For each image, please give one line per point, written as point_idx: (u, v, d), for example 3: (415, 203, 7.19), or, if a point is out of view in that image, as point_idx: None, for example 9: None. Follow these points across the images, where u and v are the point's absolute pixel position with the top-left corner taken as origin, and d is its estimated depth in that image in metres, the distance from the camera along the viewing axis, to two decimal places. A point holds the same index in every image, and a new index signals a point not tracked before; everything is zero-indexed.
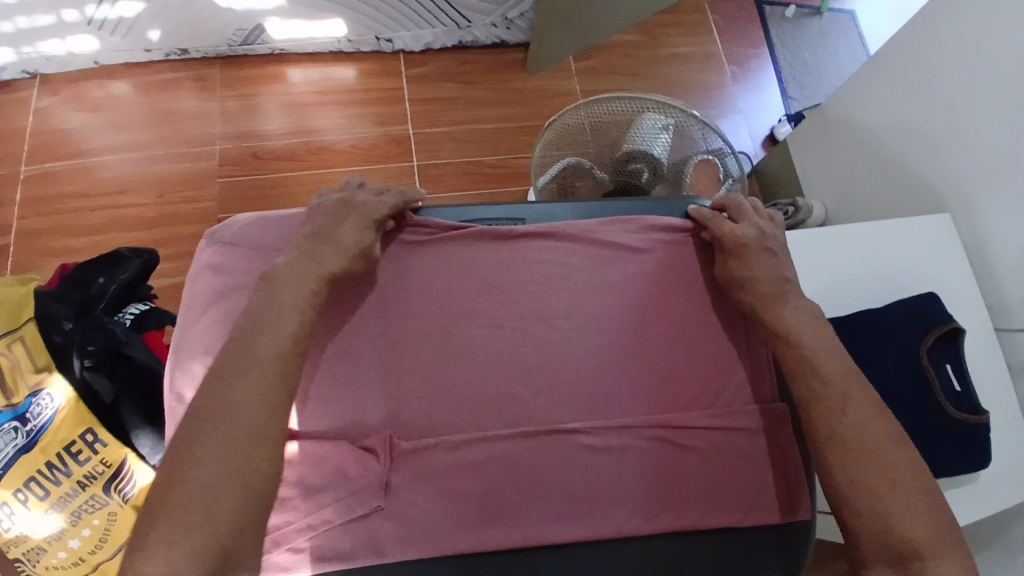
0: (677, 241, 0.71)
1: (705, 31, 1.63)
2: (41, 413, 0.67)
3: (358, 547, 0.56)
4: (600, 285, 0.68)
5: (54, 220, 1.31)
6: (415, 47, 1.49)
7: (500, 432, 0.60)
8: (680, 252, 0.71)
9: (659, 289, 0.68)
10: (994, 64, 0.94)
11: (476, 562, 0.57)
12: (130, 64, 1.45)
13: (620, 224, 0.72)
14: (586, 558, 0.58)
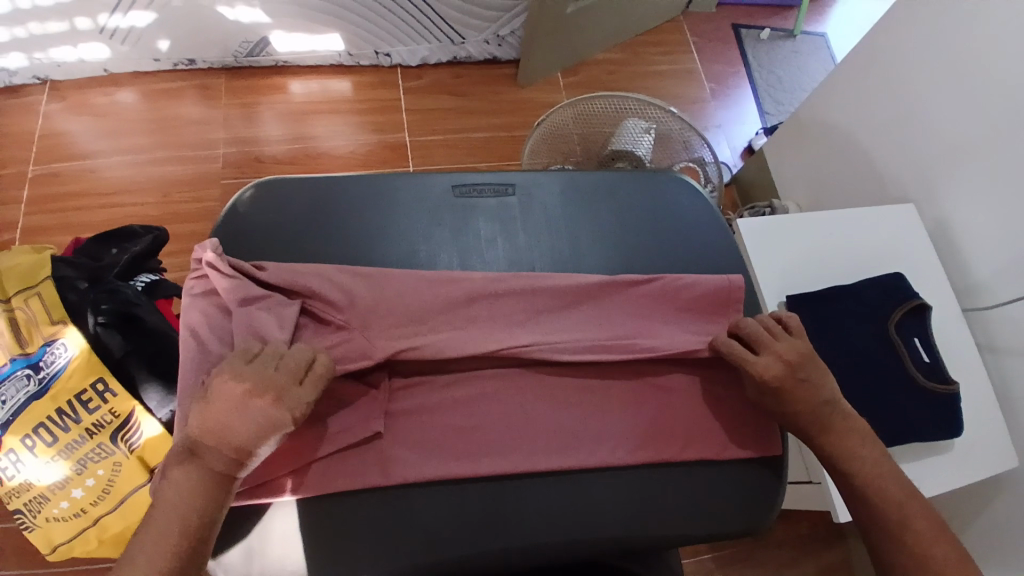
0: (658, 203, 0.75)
1: (684, 51, 1.74)
2: (54, 361, 0.71)
3: (357, 473, 0.59)
4: (586, 243, 0.72)
5: (57, 218, 1.35)
6: (411, 61, 1.58)
7: (493, 369, 0.63)
8: (662, 212, 0.75)
9: (640, 243, 0.73)
10: (947, 63, 1.03)
11: (467, 489, 0.60)
12: (138, 74, 1.52)
13: (606, 188, 0.75)
14: (573, 487, 0.61)
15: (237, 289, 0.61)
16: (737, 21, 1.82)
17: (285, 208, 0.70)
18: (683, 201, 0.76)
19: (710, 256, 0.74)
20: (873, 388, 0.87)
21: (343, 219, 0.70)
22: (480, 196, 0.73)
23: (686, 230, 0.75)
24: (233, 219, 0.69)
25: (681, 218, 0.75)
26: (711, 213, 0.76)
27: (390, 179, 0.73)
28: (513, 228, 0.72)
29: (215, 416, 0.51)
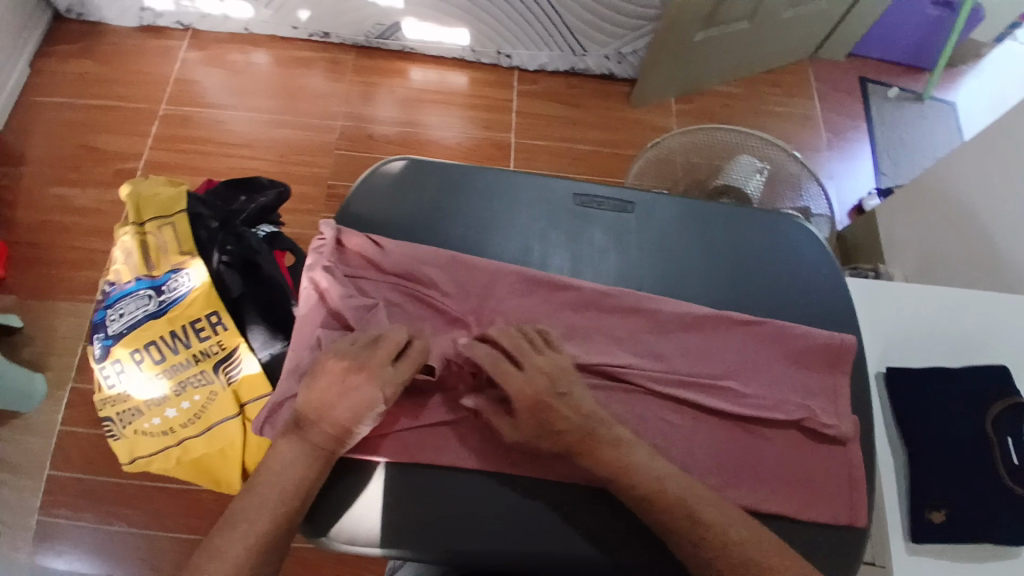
0: (779, 243, 0.73)
1: (804, 97, 1.69)
2: (177, 288, 0.76)
3: (443, 448, 0.62)
4: (699, 271, 0.71)
5: (180, 158, 1.45)
6: (529, 66, 1.60)
7: (588, 377, 0.64)
8: (782, 253, 0.73)
9: (754, 280, 0.71)
10: None
11: (544, 488, 0.62)
12: (275, 38, 1.61)
13: (727, 220, 0.74)
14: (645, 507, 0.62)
15: (354, 262, 0.67)
16: (865, 75, 1.76)
17: (412, 188, 0.73)
18: (804, 246, 0.74)
19: (822, 310, 0.71)
20: (952, 484, 0.78)
21: (464, 208, 0.72)
22: (599, 208, 0.72)
23: (803, 275, 0.72)
24: (367, 187, 0.73)
25: (800, 262, 0.73)
26: (830, 266, 0.73)
27: (513, 177, 0.74)
28: (626, 246, 0.71)
29: (326, 394, 0.55)
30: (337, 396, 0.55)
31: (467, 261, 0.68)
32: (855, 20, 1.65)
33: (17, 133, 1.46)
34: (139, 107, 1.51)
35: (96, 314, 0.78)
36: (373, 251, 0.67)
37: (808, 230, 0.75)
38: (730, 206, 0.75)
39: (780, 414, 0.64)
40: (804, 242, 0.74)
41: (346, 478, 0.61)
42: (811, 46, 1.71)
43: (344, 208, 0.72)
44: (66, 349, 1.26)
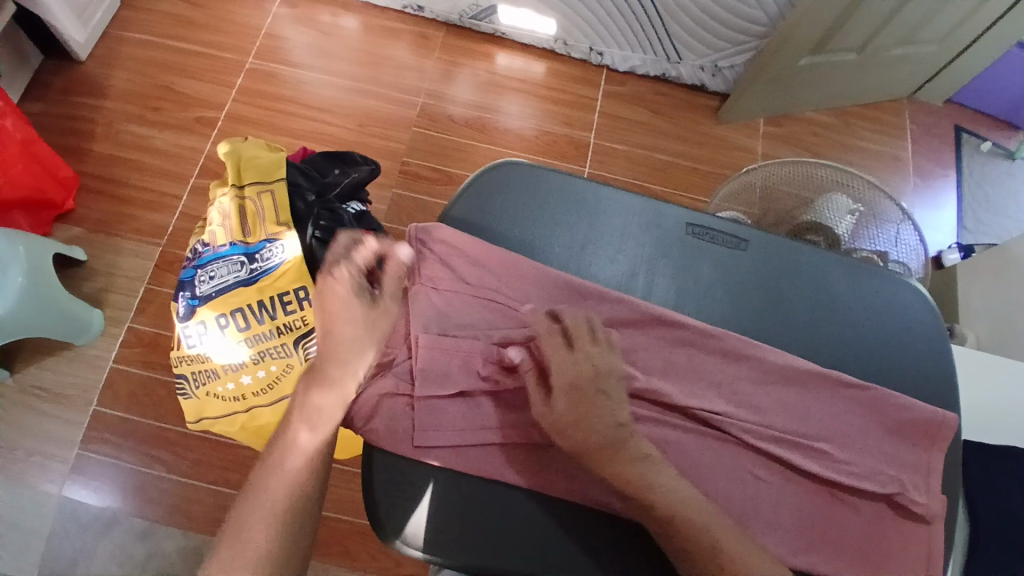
0: (888, 305, 0.71)
1: (897, 138, 1.63)
2: (270, 258, 0.76)
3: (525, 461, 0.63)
4: (804, 324, 0.69)
5: (260, 113, 1.45)
6: (620, 66, 1.56)
7: (684, 420, 0.63)
8: (891, 314, 0.70)
9: (858, 341, 0.69)
10: None
11: (610, 523, 0.62)
12: (368, 5, 1.60)
13: (838, 273, 0.72)
14: None
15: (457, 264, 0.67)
16: (961, 123, 1.68)
17: (522, 192, 0.72)
18: (916, 310, 0.71)
19: (925, 383, 0.68)
20: None
21: (572, 222, 0.71)
22: (710, 242, 0.71)
23: (910, 341, 0.70)
24: (480, 186, 0.72)
25: (909, 328, 0.70)
26: (939, 339, 0.70)
27: (626, 197, 0.73)
28: (732, 285, 0.70)
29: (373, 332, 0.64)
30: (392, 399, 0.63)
31: (572, 284, 0.67)
32: (965, 65, 1.57)
33: (104, 65, 1.47)
34: (226, 56, 1.51)
35: (184, 272, 0.78)
36: (462, 270, 0.68)
37: (920, 293, 0.72)
38: (841, 257, 0.73)
39: (870, 484, 0.61)
40: (916, 305, 0.71)
41: (411, 477, 0.62)
42: (911, 86, 1.64)
43: (445, 209, 0.72)
44: (128, 288, 1.28)
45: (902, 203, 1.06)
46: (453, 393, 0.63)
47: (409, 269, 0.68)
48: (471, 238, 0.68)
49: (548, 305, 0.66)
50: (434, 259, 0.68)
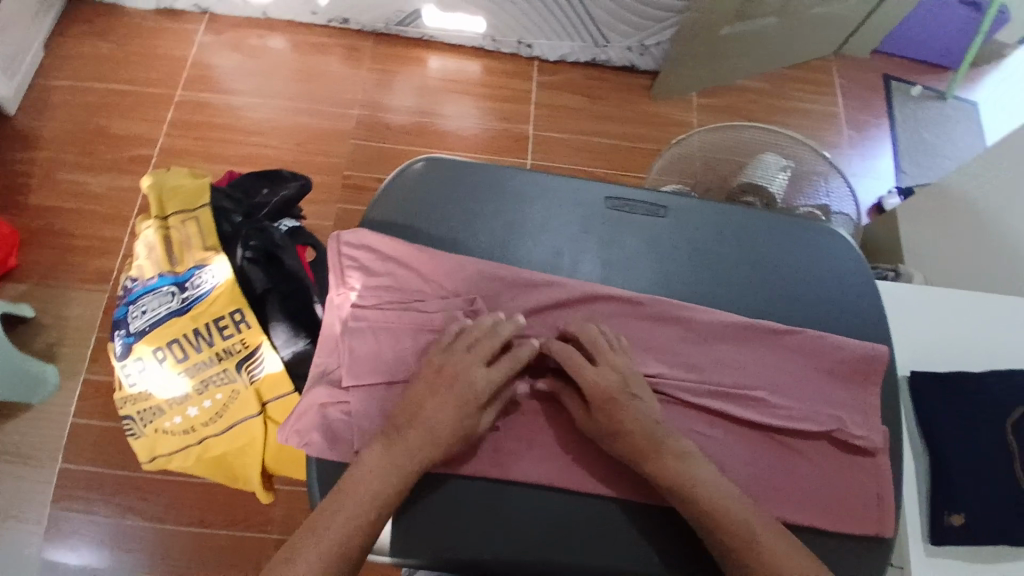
0: (814, 253, 0.72)
1: (828, 95, 1.66)
2: (200, 284, 0.76)
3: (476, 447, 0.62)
4: (730, 281, 0.70)
5: (196, 145, 1.43)
6: (550, 57, 1.58)
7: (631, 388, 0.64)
8: (818, 262, 0.72)
9: (787, 292, 0.70)
10: None
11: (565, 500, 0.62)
12: (293, 24, 1.58)
13: (762, 229, 0.73)
14: (663, 521, 0.62)
15: (374, 263, 0.66)
16: (888, 72, 1.73)
17: (439, 185, 0.72)
18: (841, 256, 0.73)
19: (855, 324, 0.70)
20: (984, 493, 0.79)
21: (496, 208, 0.72)
22: (632, 213, 0.72)
23: (837, 284, 0.71)
24: (399, 185, 0.72)
25: (834, 272, 0.72)
26: (865, 281, 0.72)
27: (545, 179, 0.74)
28: (660, 253, 0.71)
29: (417, 399, 0.59)
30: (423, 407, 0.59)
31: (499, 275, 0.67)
32: (884, 16, 1.62)
33: (28, 115, 1.44)
34: (155, 92, 1.49)
35: (116, 310, 0.78)
36: (379, 266, 0.66)
37: (843, 239, 0.74)
38: (762, 213, 0.74)
39: (810, 425, 0.63)
40: (839, 250, 0.73)
41: None
42: (836, 42, 1.68)
43: (366, 214, 0.72)
44: (80, 337, 1.26)
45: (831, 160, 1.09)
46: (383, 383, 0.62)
47: (330, 276, 0.67)
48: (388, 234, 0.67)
49: (479, 294, 0.66)
50: (350, 261, 0.66)
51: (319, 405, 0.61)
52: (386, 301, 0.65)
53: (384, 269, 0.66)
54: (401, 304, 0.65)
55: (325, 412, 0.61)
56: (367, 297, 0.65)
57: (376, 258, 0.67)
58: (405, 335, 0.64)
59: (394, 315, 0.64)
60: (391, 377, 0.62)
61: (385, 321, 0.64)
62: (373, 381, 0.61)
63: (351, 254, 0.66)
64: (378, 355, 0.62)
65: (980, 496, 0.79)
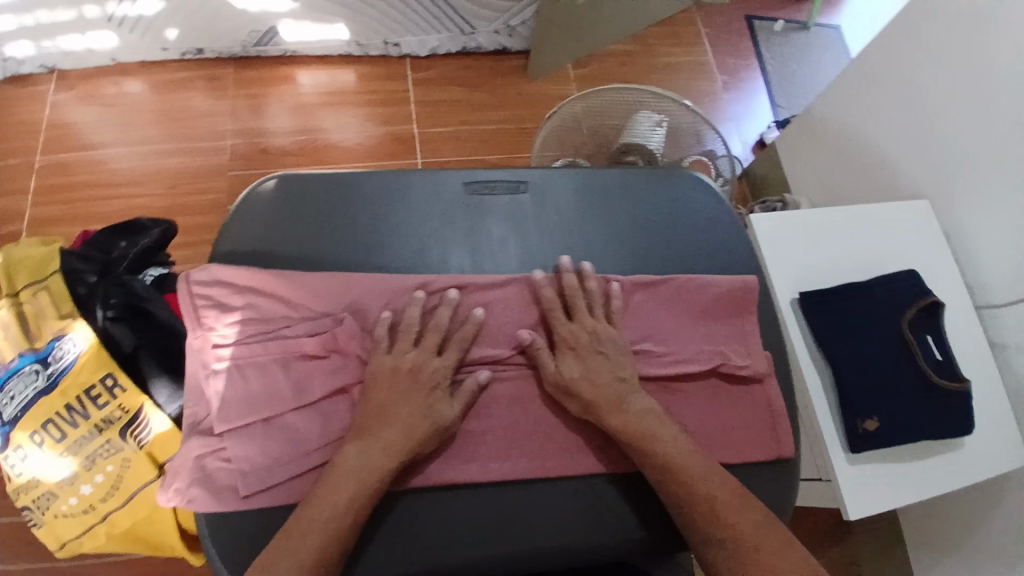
0: (673, 201, 0.75)
1: (696, 45, 1.71)
2: (63, 356, 0.73)
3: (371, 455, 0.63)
4: (596, 244, 0.72)
5: (66, 209, 1.35)
6: (421, 52, 1.56)
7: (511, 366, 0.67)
8: (679, 209, 0.75)
9: (653, 244, 0.73)
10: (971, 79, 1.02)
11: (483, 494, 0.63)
12: (146, 63, 1.49)
13: (620, 189, 0.76)
14: (580, 493, 0.64)
15: (230, 299, 0.65)
16: (750, 13, 1.80)
17: (288, 204, 0.70)
18: (698, 199, 0.76)
19: (719, 262, 0.74)
20: (886, 394, 0.86)
21: (354, 214, 0.71)
22: (493, 194, 0.73)
23: (698, 228, 0.75)
24: (249, 209, 0.70)
25: (693, 216, 0.75)
26: (723, 220, 0.75)
27: (401, 176, 0.73)
28: (525, 229, 0.72)
29: (382, 391, 0.61)
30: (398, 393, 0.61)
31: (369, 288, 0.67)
32: None
33: None
34: (9, 161, 1.39)
35: None
36: (233, 300, 0.65)
37: (700, 182, 0.77)
38: (621, 171, 0.77)
39: (694, 367, 0.66)
40: (695, 195, 0.76)
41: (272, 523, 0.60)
42: None
43: (218, 246, 0.69)
44: None
45: (706, 115, 1.10)
46: (258, 420, 0.62)
47: (183, 320, 0.64)
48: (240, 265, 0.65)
49: (347, 307, 0.66)
50: (202, 300, 0.64)
51: (195, 457, 0.61)
52: (253, 334, 0.64)
53: (243, 302, 0.65)
54: (266, 335, 0.65)
55: (203, 462, 0.61)
56: (230, 335, 0.64)
57: (235, 293, 0.65)
58: (274, 367, 0.63)
59: (257, 347, 0.64)
60: (264, 413, 0.62)
61: (250, 355, 0.64)
62: (247, 421, 0.61)
63: (206, 293, 0.64)
64: (251, 392, 0.62)
65: (884, 398, 0.86)
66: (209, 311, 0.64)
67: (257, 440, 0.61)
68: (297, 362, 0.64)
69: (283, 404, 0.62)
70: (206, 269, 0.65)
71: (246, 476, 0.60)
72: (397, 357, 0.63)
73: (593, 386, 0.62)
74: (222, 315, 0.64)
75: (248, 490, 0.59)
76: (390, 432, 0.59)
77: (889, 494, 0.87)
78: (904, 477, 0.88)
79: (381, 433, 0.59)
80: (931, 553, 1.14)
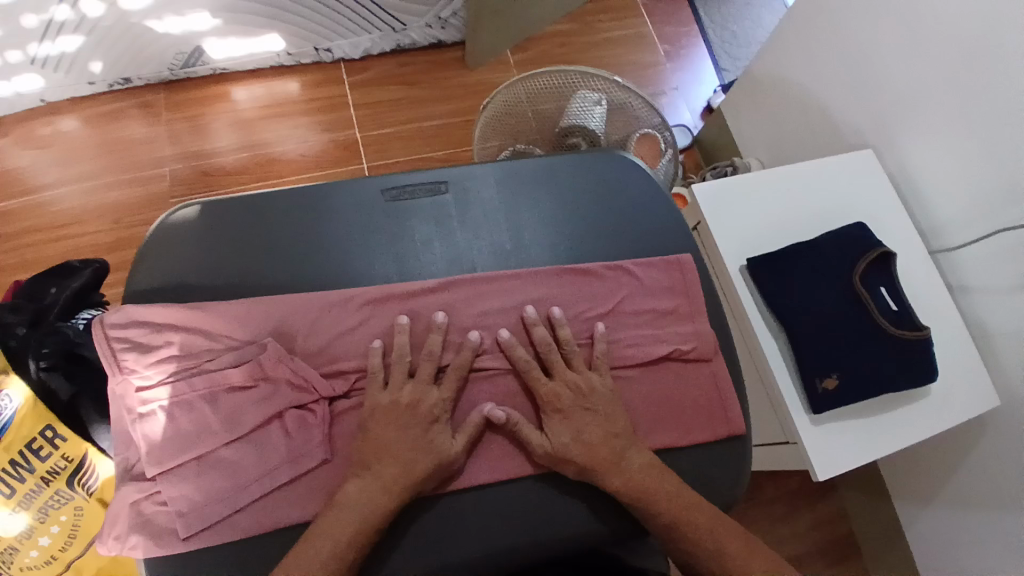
0: (586, 187, 0.82)
1: (634, 15, 1.69)
2: (1, 413, 0.75)
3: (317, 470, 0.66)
4: (517, 239, 0.79)
5: (11, 257, 1.32)
6: (354, 54, 1.53)
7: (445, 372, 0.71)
8: (592, 194, 0.81)
9: (572, 237, 0.80)
10: (902, 22, 1.00)
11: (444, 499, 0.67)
12: (75, 98, 1.45)
13: (536, 179, 0.81)
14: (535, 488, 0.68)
15: (152, 342, 0.68)
16: None
17: (213, 230, 0.74)
18: (608, 181, 0.82)
19: (631, 240, 0.81)
20: (841, 348, 0.86)
21: (278, 232, 0.75)
22: (412, 197, 0.78)
23: (614, 210, 0.81)
24: (177, 237, 0.73)
25: (605, 198, 0.81)
26: (633, 198, 0.82)
27: (323, 188, 0.77)
28: (447, 229, 0.78)
29: (381, 427, 0.65)
30: (399, 430, 0.65)
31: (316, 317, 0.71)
32: None
33: None
34: None
35: None
36: (153, 340, 0.68)
37: (611, 165, 0.83)
38: (537, 161, 0.82)
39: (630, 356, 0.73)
40: (605, 177, 0.82)
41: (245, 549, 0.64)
42: None
43: (142, 282, 0.72)
44: None
45: (639, 90, 1.05)
46: (192, 457, 0.65)
47: (104, 366, 0.66)
48: (160, 306, 0.68)
49: (272, 331, 0.70)
50: (122, 345, 0.67)
51: (132, 503, 0.64)
52: (183, 371, 0.68)
53: (161, 345, 0.68)
54: (192, 371, 0.68)
55: (140, 507, 0.64)
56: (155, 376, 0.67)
57: (155, 335, 0.68)
58: (204, 403, 0.67)
59: (183, 385, 0.67)
60: (198, 450, 0.65)
61: (179, 392, 0.67)
62: (179, 461, 0.65)
63: (124, 339, 0.67)
64: (181, 429, 0.66)
65: (844, 352, 0.86)
66: (130, 356, 0.67)
67: (195, 477, 0.65)
68: (225, 393, 0.67)
69: (217, 437, 0.66)
70: (121, 312, 0.68)
71: (186, 516, 0.63)
72: (395, 392, 0.67)
73: (579, 445, 0.66)
74: (147, 356, 0.67)
75: (189, 531, 0.63)
76: (390, 469, 0.63)
77: (854, 451, 0.88)
78: (869, 431, 0.89)
79: (381, 468, 0.63)
80: (911, 497, 1.15)
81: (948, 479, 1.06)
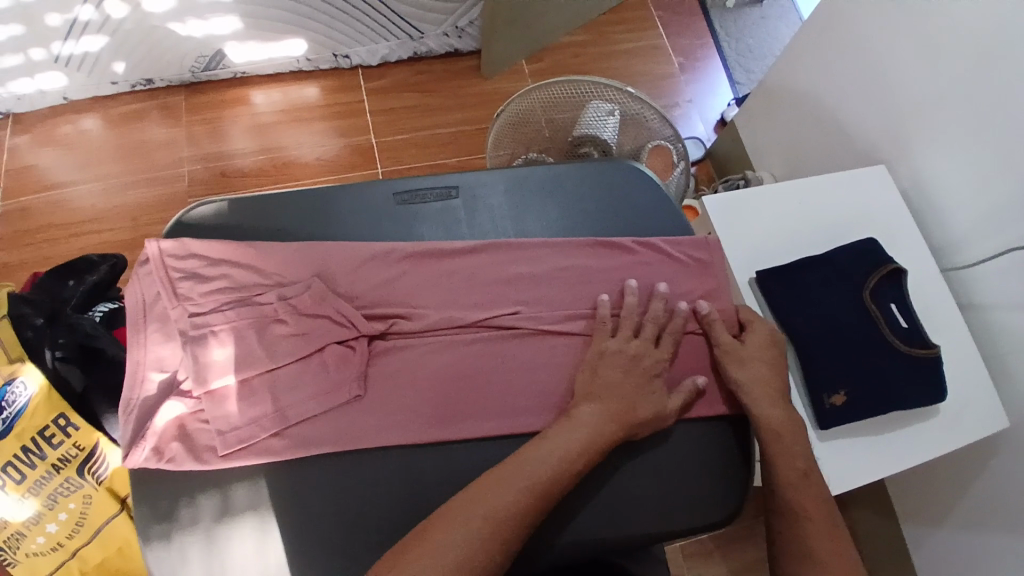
0: (587, 194, 0.88)
1: (650, 28, 1.70)
2: (16, 400, 0.78)
3: (343, 460, 0.73)
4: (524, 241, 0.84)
5: (31, 252, 1.35)
6: (372, 61, 1.55)
7: (474, 330, 0.79)
8: (591, 200, 0.88)
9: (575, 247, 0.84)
10: (920, 38, 1.00)
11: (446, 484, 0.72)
12: (98, 99, 1.48)
13: (540, 187, 0.88)
14: None
15: (199, 275, 0.78)
16: None
17: (237, 223, 0.82)
18: (607, 188, 0.88)
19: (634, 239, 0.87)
20: (842, 359, 0.86)
21: (300, 229, 0.82)
22: (423, 201, 0.85)
23: (614, 218, 0.87)
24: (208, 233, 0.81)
25: (605, 206, 0.87)
26: (639, 206, 0.88)
27: (341, 192, 0.84)
28: (454, 231, 0.85)
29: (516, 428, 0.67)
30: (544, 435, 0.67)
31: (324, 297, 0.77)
32: None
33: None
34: None
35: None
36: (208, 271, 0.78)
37: (626, 175, 0.88)
38: (544, 169, 0.88)
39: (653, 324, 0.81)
40: (606, 184, 0.88)
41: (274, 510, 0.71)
42: None
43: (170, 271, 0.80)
44: None
45: (653, 102, 1.05)
46: (236, 379, 0.75)
47: (162, 290, 0.76)
48: (209, 242, 0.78)
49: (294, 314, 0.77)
50: (178, 272, 0.77)
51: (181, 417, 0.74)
52: (231, 302, 0.77)
53: (212, 275, 0.78)
54: (239, 303, 0.77)
55: (185, 423, 0.74)
56: (200, 304, 0.77)
57: (205, 267, 0.78)
58: (246, 334, 0.75)
59: (231, 313, 0.76)
60: (243, 372, 0.74)
61: (224, 320, 0.76)
62: (224, 383, 0.74)
63: (180, 264, 0.77)
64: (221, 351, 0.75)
65: (840, 365, 0.86)
66: (183, 280, 0.77)
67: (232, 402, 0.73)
68: (260, 328, 0.76)
69: (259, 364, 0.75)
70: (174, 244, 0.78)
71: (225, 435, 0.72)
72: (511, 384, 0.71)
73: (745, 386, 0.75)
74: (201, 287, 0.77)
75: (227, 448, 0.71)
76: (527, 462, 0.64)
77: (862, 466, 0.87)
78: (878, 447, 0.88)
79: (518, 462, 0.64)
80: (922, 516, 1.13)
81: (962, 500, 1.04)
